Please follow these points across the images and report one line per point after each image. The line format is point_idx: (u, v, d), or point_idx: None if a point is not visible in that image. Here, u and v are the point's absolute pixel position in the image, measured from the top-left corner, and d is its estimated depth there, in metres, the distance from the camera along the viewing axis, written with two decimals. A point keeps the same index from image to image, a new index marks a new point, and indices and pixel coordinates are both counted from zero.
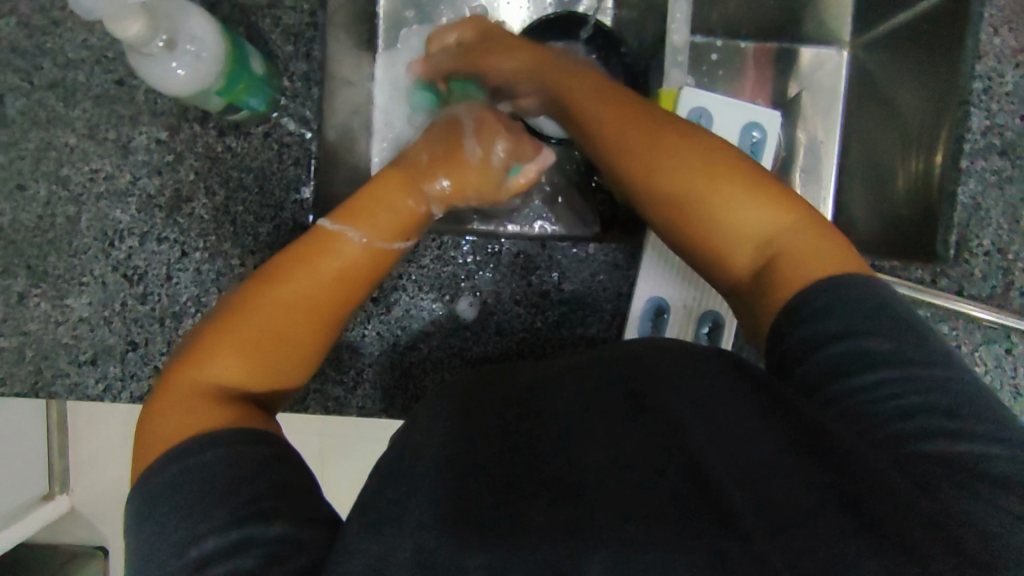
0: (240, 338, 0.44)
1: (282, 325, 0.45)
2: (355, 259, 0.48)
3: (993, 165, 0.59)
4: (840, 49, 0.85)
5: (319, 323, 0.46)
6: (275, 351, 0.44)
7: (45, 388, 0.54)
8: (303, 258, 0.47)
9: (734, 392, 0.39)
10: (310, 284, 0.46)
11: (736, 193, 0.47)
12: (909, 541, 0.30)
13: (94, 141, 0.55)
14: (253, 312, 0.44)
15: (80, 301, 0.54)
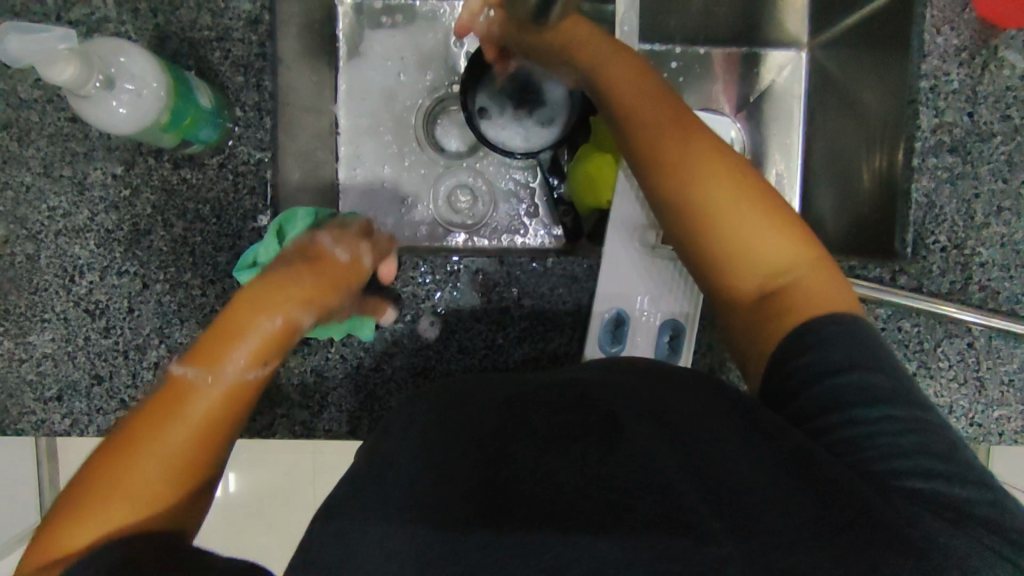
0: (115, 497, 0.37)
1: (165, 475, 0.38)
2: (235, 392, 0.40)
3: (944, 162, 0.61)
4: (799, 50, 0.85)
5: (209, 457, 0.40)
6: (157, 498, 0.38)
7: (12, 426, 0.55)
8: (176, 397, 0.39)
9: (711, 419, 0.40)
10: (201, 420, 0.39)
11: (756, 217, 0.45)
12: (861, 556, 0.31)
13: (50, 179, 0.55)
14: (129, 467, 0.37)
15: (42, 338, 0.55)
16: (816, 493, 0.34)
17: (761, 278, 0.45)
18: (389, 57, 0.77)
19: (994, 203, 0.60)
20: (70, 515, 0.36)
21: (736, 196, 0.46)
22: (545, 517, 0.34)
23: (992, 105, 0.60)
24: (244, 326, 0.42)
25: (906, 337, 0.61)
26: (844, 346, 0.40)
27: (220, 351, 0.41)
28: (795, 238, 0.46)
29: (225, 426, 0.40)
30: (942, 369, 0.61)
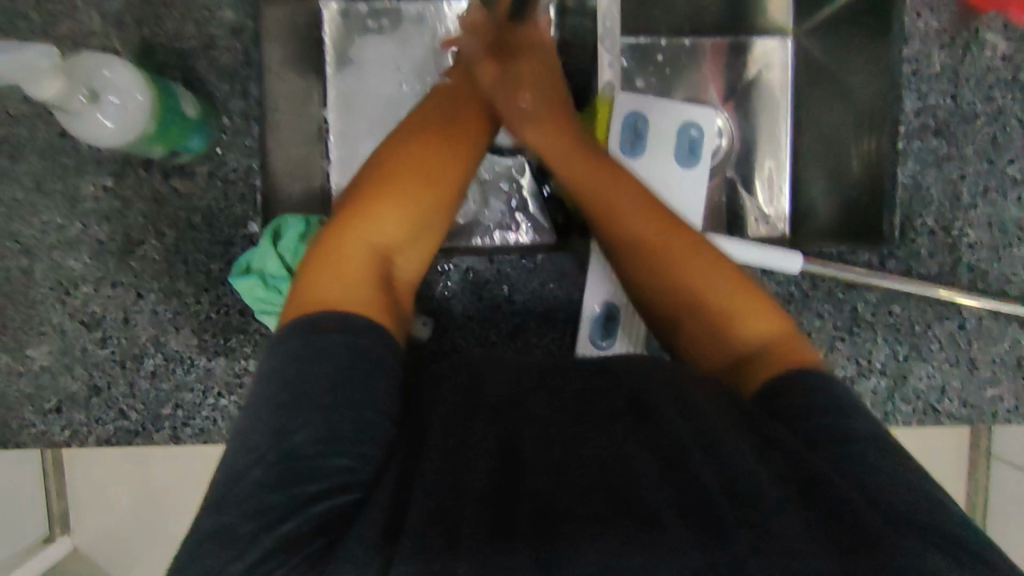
0: (359, 239, 0.46)
1: (409, 212, 0.49)
2: (456, 153, 0.53)
3: (929, 145, 0.61)
4: (784, 38, 0.85)
5: (439, 214, 0.51)
6: (402, 236, 0.48)
7: (13, 439, 0.55)
8: (412, 157, 0.51)
9: (711, 406, 0.39)
10: (438, 168, 0.52)
11: (740, 308, 0.47)
12: (850, 554, 0.31)
13: (42, 194, 0.56)
14: (379, 211, 0.47)
15: (40, 351, 0.55)
16: (807, 489, 0.34)
17: (734, 347, 0.46)
18: (376, 62, 0.75)
19: (979, 183, 0.61)
20: (328, 256, 0.45)
21: (702, 266, 0.49)
22: (549, 507, 0.34)
23: (975, 86, 0.61)
24: (450, 129, 0.55)
25: (897, 321, 0.61)
26: (804, 394, 0.41)
27: (441, 137, 0.54)
28: (758, 298, 0.48)
29: (452, 165, 0.53)
30: (934, 351, 0.61)
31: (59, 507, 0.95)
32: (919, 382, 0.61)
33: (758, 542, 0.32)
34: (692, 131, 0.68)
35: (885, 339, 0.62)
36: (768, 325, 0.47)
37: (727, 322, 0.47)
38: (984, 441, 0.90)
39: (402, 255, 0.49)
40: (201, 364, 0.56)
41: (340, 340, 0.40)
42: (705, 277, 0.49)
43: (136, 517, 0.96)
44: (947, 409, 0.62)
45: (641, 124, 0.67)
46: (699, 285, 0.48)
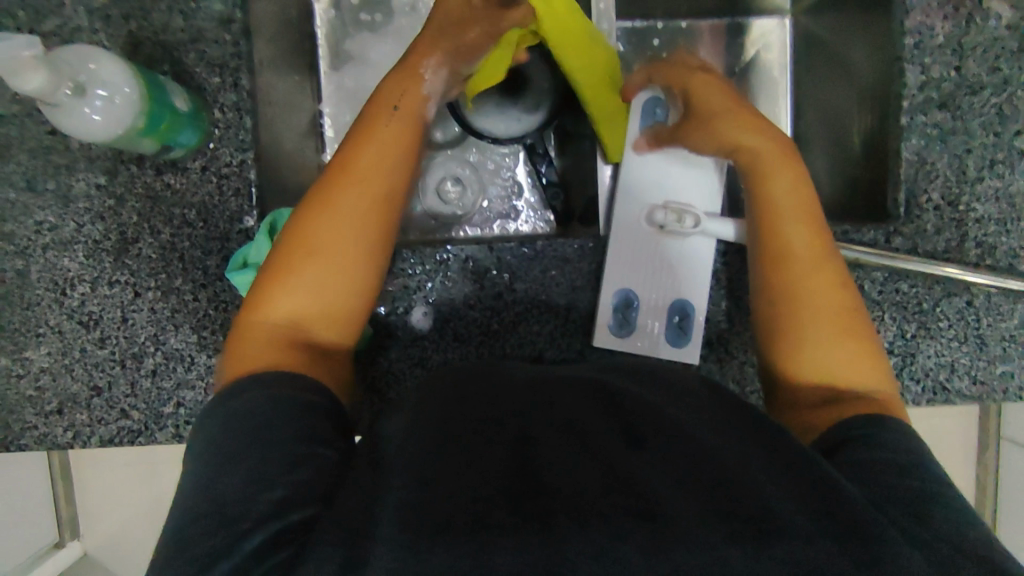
0: (266, 322, 0.45)
1: (311, 289, 0.45)
2: (352, 208, 0.47)
3: (933, 119, 0.60)
4: (782, 17, 0.84)
5: (357, 275, 0.47)
6: (308, 314, 0.45)
7: (15, 442, 0.55)
8: (304, 228, 0.46)
9: (722, 409, 0.40)
10: (327, 232, 0.46)
11: (833, 341, 0.47)
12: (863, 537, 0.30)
13: (34, 194, 0.55)
14: (273, 298, 0.45)
15: (39, 352, 0.55)
16: (817, 481, 0.33)
17: (832, 383, 0.46)
18: (373, 55, 0.75)
19: (986, 156, 0.60)
20: (238, 343, 0.45)
21: (835, 308, 0.47)
22: (551, 491, 0.33)
23: (980, 57, 0.60)
24: (345, 177, 0.48)
25: (905, 298, 0.60)
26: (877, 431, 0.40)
27: (335, 191, 0.47)
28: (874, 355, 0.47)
29: (353, 225, 0.47)
30: (942, 328, 0.60)
31: (66, 511, 0.94)
32: (927, 360, 0.60)
33: (760, 523, 0.31)
34: None
35: (893, 318, 0.61)
36: (869, 374, 0.46)
37: (829, 354, 0.46)
38: (993, 423, 0.89)
39: (315, 325, 0.46)
40: (202, 361, 0.56)
41: (250, 414, 0.38)
42: (833, 319, 0.47)
43: (143, 517, 0.96)
44: (957, 388, 0.61)
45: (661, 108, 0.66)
46: (816, 317, 0.47)
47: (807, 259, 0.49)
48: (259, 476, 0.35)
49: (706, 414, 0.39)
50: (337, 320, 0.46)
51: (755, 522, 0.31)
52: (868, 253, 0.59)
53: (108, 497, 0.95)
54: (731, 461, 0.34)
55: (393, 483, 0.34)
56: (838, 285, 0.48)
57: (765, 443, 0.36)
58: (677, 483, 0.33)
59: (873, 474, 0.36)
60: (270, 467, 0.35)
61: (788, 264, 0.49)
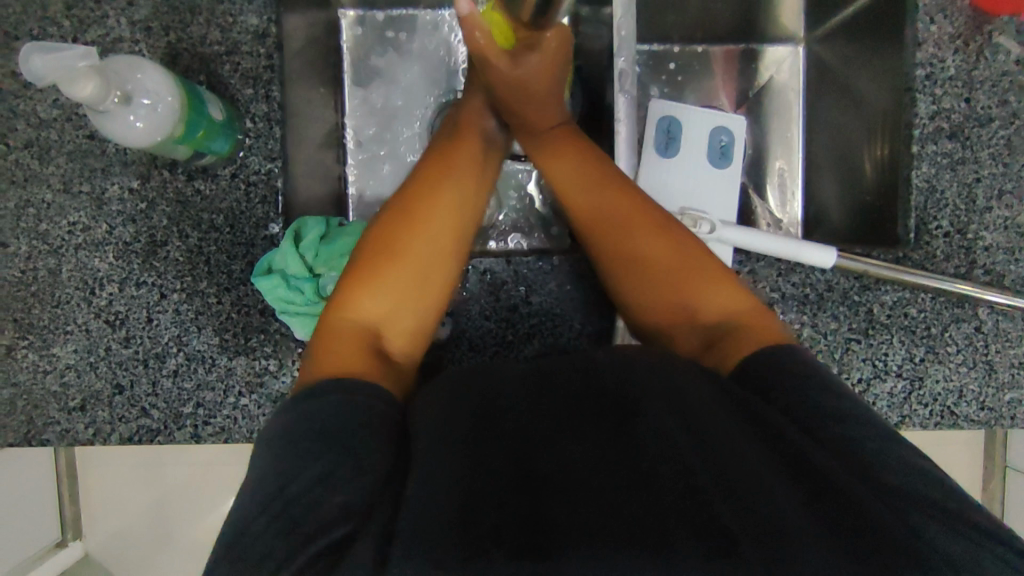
0: (354, 318, 0.48)
1: (400, 291, 0.50)
2: (447, 218, 0.53)
3: (943, 148, 0.62)
4: (795, 45, 0.86)
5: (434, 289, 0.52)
6: (393, 314, 0.49)
7: (37, 436, 0.56)
8: (399, 234, 0.51)
9: (717, 398, 0.42)
10: (426, 240, 0.51)
11: (692, 282, 0.52)
12: (852, 534, 0.33)
13: (70, 195, 0.57)
14: (362, 297, 0.49)
15: (65, 349, 0.56)
16: (812, 483, 0.36)
17: (705, 327, 0.51)
18: (398, 70, 0.78)
19: (995, 186, 0.61)
20: (323, 339, 0.46)
21: (682, 249, 0.54)
22: (563, 498, 0.35)
23: (989, 90, 0.62)
24: (443, 190, 0.53)
25: (913, 322, 0.61)
26: (778, 372, 0.44)
27: (432, 197, 0.53)
28: (722, 274, 0.53)
29: (441, 234, 0.52)
30: (950, 353, 0.61)
31: (70, 510, 0.95)
32: (936, 385, 0.61)
33: (764, 533, 0.33)
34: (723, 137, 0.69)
35: (902, 341, 0.61)
36: (730, 302, 0.51)
37: (694, 290, 0.52)
38: (999, 452, 0.89)
39: (394, 328, 0.49)
40: (222, 363, 0.57)
41: (314, 419, 0.39)
42: (676, 257, 0.53)
43: (148, 514, 0.97)
44: (965, 412, 0.61)
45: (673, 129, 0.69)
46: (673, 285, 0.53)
47: (621, 245, 0.55)
48: (294, 494, 0.35)
49: (710, 409, 0.41)
50: (417, 323, 0.51)
51: (758, 526, 0.33)
52: (888, 271, 0.60)
53: (113, 496, 0.96)
54: (733, 464, 0.37)
55: (405, 490, 0.36)
56: (660, 231, 0.54)
57: (768, 446, 0.38)
58: (686, 484, 0.35)
59: (850, 453, 0.39)
60: (325, 470, 0.36)
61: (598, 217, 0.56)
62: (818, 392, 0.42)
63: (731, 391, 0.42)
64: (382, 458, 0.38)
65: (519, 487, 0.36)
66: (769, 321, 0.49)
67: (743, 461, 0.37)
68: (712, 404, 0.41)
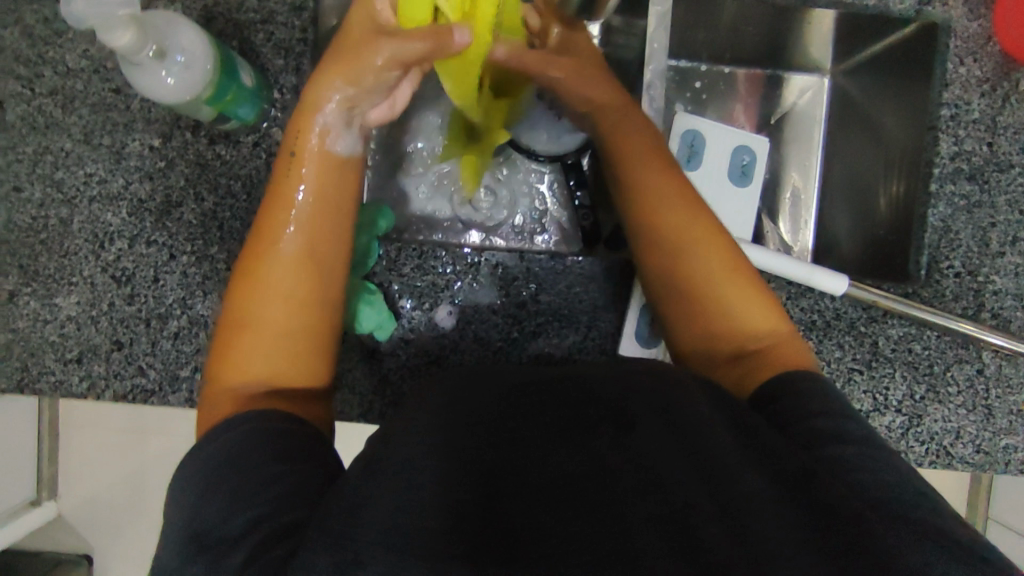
0: (237, 373, 0.47)
1: (259, 354, 0.47)
2: (282, 281, 0.48)
3: (961, 190, 0.62)
4: (822, 75, 0.86)
5: (311, 326, 0.49)
6: (271, 363, 0.47)
7: (31, 385, 0.56)
8: (237, 308, 0.48)
9: (716, 410, 0.41)
10: (264, 307, 0.48)
11: (736, 290, 0.52)
12: (848, 556, 0.32)
13: (89, 147, 0.57)
14: (228, 364, 0.47)
15: (69, 300, 0.56)
16: (810, 505, 0.35)
17: (738, 340, 0.51)
18: None
19: (1009, 232, 0.62)
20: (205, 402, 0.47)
21: (724, 251, 0.53)
22: (546, 510, 0.35)
23: (1011, 136, 0.62)
24: (268, 256, 0.49)
25: (916, 358, 0.62)
26: (814, 399, 0.44)
27: (259, 266, 0.49)
28: (764, 295, 0.52)
29: (284, 296, 0.48)
30: (951, 393, 0.61)
31: (49, 468, 0.94)
32: (933, 424, 0.61)
33: (751, 544, 0.32)
34: (744, 156, 0.68)
35: (903, 376, 0.62)
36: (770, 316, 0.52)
37: (733, 295, 0.52)
38: (983, 500, 0.89)
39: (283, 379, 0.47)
40: None
41: (224, 453, 0.41)
42: (721, 259, 0.53)
43: (126, 482, 0.96)
44: (959, 454, 0.61)
45: (698, 143, 0.68)
46: (718, 280, 0.52)
47: (682, 228, 0.54)
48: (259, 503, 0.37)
49: (706, 419, 0.40)
50: (303, 365, 0.48)
51: (749, 546, 0.32)
52: (892, 303, 0.60)
53: (94, 459, 0.95)
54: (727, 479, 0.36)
55: (385, 484, 0.36)
56: (707, 226, 0.54)
57: (763, 462, 0.38)
58: (676, 500, 0.35)
59: (852, 476, 0.38)
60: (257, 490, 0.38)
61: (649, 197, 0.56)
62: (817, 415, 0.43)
63: (733, 409, 0.42)
64: (373, 457, 0.39)
65: (493, 497, 0.36)
66: (803, 351, 0.50)
67: (737, 472, 0.36)
68: (710, 415, 0.40)
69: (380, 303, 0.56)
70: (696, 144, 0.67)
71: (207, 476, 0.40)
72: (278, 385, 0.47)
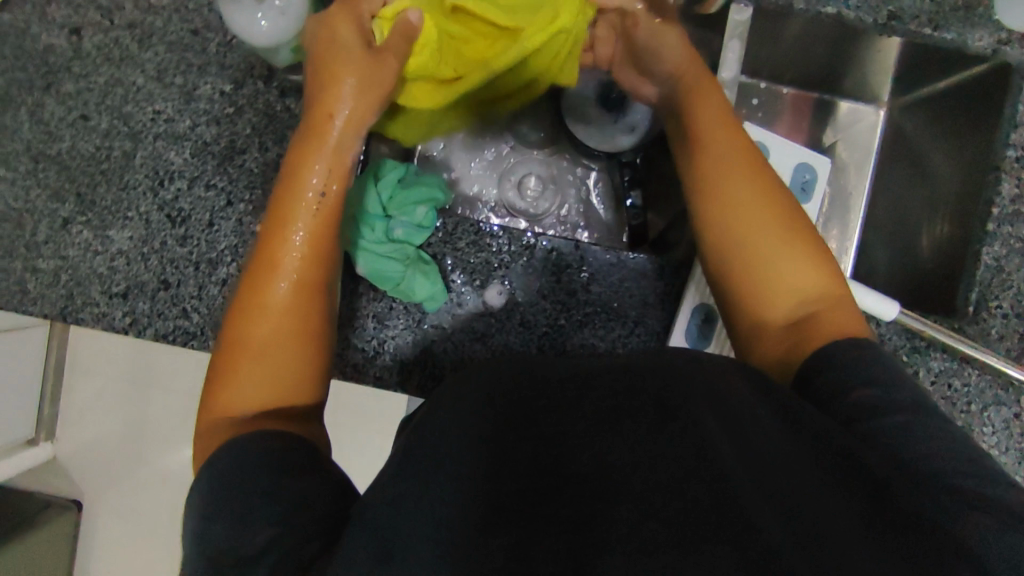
0: (232, 401, 0.40)
1: (262, 379, 0.40)
2: (290, 296, 0.42)
3: (1018, 233, 0.62)
4: (877, 107, 0.84)
5: (309, 336, 0.42)
6: (265, 382, 0.40)
7: (73, 314, 0.55)
8: (238, 327, 0.41)
9: (760, 400, 0.36)
10: (266, 325, 0.41)
11: (785, 257, 0.45)
12: (903, 538, 0.29)
13: (160, 84, 0.57)
14: (220, 392, 0.40)
15: (122, 234, 0.56)
16: (863, 485, 0.32)
17: (782, 305, 0.45)
18: None
19: None
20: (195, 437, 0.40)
21: (776, 218, 0.46)
22: (591, 500, 0.32)
23: None
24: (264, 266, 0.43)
25: (954, 394, 0.61)
26: (860, 367, 0.39)
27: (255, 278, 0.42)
28: (812, 252, 0.46)
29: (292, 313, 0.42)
30: (985, 432, 0.61)
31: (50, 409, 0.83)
32: None
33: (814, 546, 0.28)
34: (806, 174, 0.70)
35: (939, 410, 0.62)
36: (824, 284, 0.45)
37: (782, 264, 0.45)
38: None
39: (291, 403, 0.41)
40: None
41: (230, 464, 0.36)
42: (772, 223, 0.46)
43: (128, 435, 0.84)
44: None
45: (761, 155, 0.69)
46: (768, 249, 0.46)
47: (730, 199, 0.47)
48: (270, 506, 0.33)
49: (757, 411, 0.35)
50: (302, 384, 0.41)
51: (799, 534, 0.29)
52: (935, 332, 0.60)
53: (100, 401, 0.83)
54: (773, 457, 0.33)
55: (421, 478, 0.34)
56: (765, 194, 0.47)
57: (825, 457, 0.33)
58: (730, 492, 0.31)
59: (907, 447, 0.35)
60: (263, 501, 0.33)
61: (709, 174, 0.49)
62: (866, 384, 0.38)
63: (769, 385, 0.38)
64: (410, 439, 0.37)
65: (539, 499, 0.33)
66: (854, 321, 0.43)
67: (794, 467, 0.32)
68: (762, 408, 0.36)
69: (435, 275, 0.56)
70: (759, 156, 0.69)
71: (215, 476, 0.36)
72: (285, 404, 0.40)
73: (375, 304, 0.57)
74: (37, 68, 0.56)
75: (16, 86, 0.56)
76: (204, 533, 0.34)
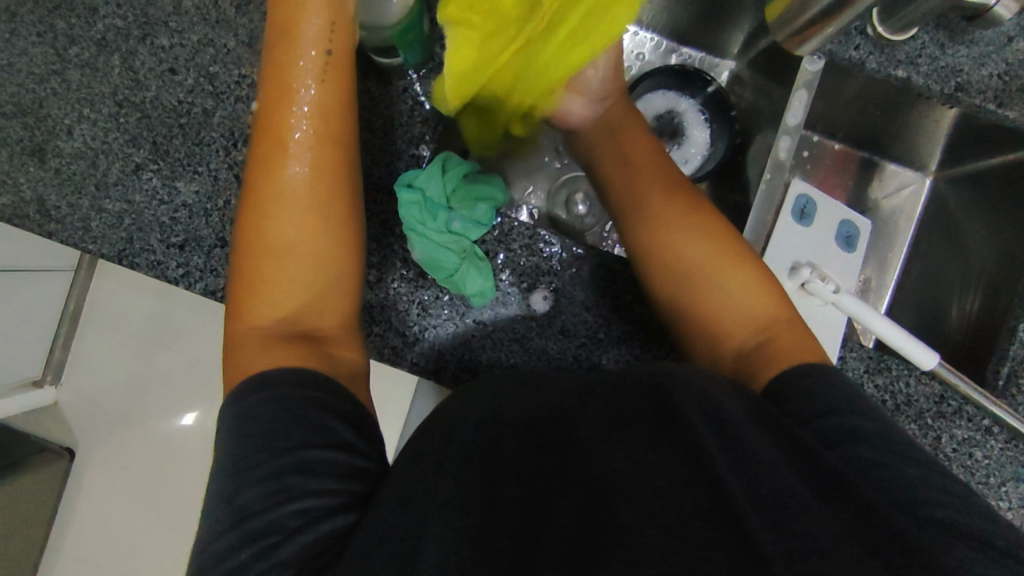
0: (264, 311, 0.49)
1: (285, 287, 0.49)
2: (297, 212, 0.50)
3: None
4: (923, 175, 0.85)
5: (325, 263, 0.51)
6: (290, 296, 0.50)
7: (129, 257, 0.57)
8: (261, 242, 0.50)
9: (751, 418, 0.38)
10: (284, 243, 0.50)
11: (730, 284, 0.53)
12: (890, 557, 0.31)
13: (250, 51, 0.60)
14: (253, 309, 0.49)
15: (188, 187, 0.59)
16: (842, 502, 0.34)
17: (740, 332, 0.52)
18: None
19: None
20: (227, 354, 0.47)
21: (731, 253, 0.54)
22: (594, 506, 0.34)
23: None
24: (276, 197, 0.50)
25: (976, 464, 0.62)
26: (828, 399, 0.43)
27: (269, 209, 0.50)
28: (765, 283, 0.53)
29: (303, 225, 0.50)
30: (1002, 507, 0.61)
31: (60, 353, 0.82)
32: None
33: (803, 545, 0.30)
34: (847, 230, 0.73)
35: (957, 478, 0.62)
36: (774, 309, 0.52)
37: (728, 292, 0.53)
38: None
39: (313, 303, 0.50)
40: None
41: (252, 417, 0.40)
42: (726, 258, 0.54)
43: (131, 393, 0.85)
44: None
45: (809, 208, 0.71)
46: (720, 280, 0.53)
47: (698, 255, 0.54)
48: (297, 483, 0.37)
49: (746, 428, 0.37)
50: (319, 300, 0.50)
51: (790, 536, 0.30)
52: (978, 396, 0.59)
53: (111, 351, 0.83)
54: (766, 466, 0.34)
55: (447, 484, 0.36)
56: (707, 234, 0.54)
57: (806, 477, 0.35)
58: (727, 496, 0.32)
59: (878, 479, 0.39)
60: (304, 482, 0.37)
61: (657, 218, 0.56)
62: (832, 413, 0.42)
63: (765, 413, 0.40)
64: (451, 441, 0.39)
65: (551, 493, 0.35)
66: (807, 340, 0.50)
67: (780, 473, 0.34)
68: (749, 428, 0.37)
69: (487, 271, 0.58)
70: (807, 208, 0.70)
71: (242, 442, 0.39)
72: (305, 314, 0.50)
73: (421, 293, 0.58)
74: (136, 18, 0.61)
75: (113, 31, 0.61)
76: (242, 495, 0.37)
